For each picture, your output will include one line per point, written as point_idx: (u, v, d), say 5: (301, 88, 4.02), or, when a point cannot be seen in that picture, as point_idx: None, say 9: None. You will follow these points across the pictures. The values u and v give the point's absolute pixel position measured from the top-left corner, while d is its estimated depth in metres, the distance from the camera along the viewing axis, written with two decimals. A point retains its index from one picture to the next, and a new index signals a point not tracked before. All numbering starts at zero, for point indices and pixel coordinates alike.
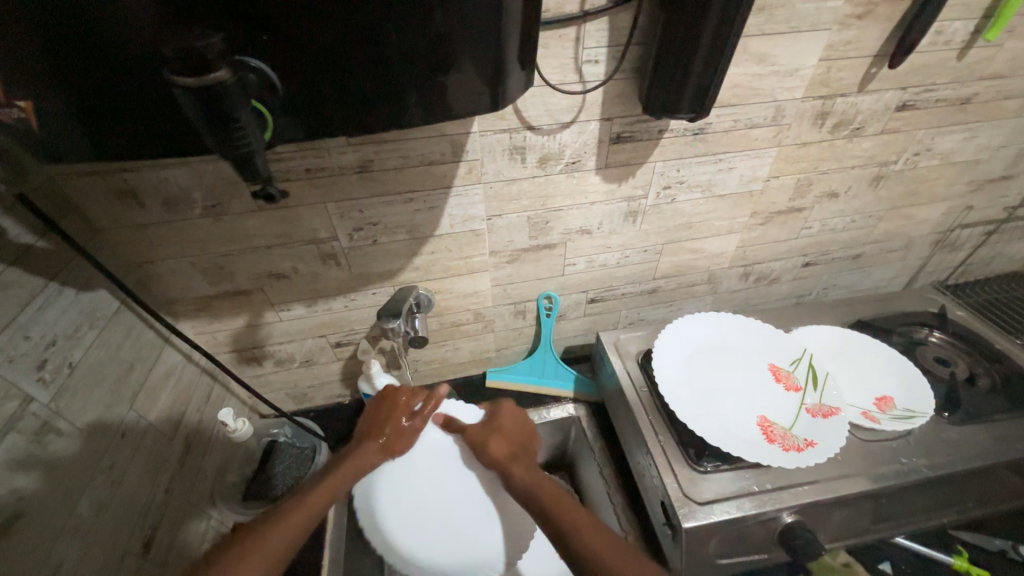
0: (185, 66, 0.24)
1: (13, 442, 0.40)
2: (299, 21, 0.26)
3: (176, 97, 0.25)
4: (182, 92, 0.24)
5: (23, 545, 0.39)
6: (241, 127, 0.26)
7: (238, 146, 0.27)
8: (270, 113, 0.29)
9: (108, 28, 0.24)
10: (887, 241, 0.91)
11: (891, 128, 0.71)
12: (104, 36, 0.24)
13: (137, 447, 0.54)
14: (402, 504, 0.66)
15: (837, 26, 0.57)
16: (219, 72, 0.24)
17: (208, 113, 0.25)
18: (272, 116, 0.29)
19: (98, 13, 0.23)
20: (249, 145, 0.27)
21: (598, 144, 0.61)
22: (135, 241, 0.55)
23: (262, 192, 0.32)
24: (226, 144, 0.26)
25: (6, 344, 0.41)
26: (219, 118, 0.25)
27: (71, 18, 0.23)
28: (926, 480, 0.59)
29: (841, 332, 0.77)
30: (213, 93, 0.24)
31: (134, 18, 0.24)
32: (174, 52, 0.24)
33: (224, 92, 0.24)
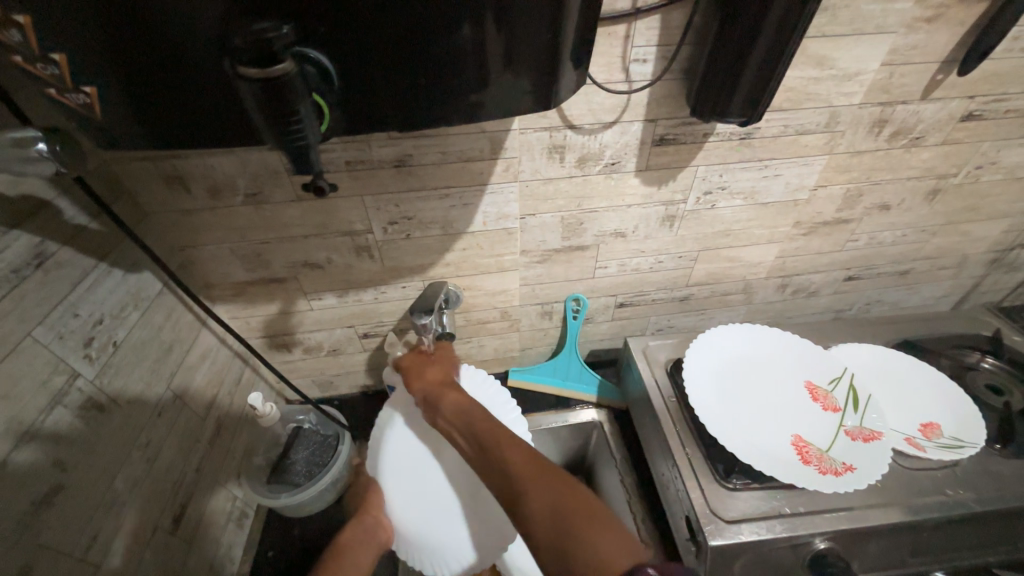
0: (249, 56, 0.23)
1: (59, 416, 0.41)
2: (356, 13, 0.25)
3: (238, 87, 0.24)
4: (246, 81, 0.24)
5: (59, 519, 0.40)
6: (297, 120, 0.26)
7: (293, 139, 0.26)
8: (328, 105, 0.28)
9: (182, 15, 0.23)
10: (938, 257, 0.86)
11: (953, 139, 0.67)
12: (168, 26, 0.24)
13: (171, 426, 0.55)
14: (406, 480, 0.64)
15: (904, 29, 0.54)
16: (283, 62, 0.24)
17: (269, 106, 0.24)
18: (330, 109, 0.28)
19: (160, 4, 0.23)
20: (303, 138, 0.27)
21: (640, 146, 0.59)
22: (179, 226, 0.56)
23: (312, 183, 0.31)
24: (284, 135, 0.26)
25: (57, 321, 0.42)
26: (278, 110, 0.25)
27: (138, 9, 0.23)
28: (973, 516, 0.55)
29: (884, 351, 0.73)
30: (276, 84, 0.24)
31: (197, 12, 0.23)
32: (240, 44, 0.23)
33: (289, 85, 0.24)
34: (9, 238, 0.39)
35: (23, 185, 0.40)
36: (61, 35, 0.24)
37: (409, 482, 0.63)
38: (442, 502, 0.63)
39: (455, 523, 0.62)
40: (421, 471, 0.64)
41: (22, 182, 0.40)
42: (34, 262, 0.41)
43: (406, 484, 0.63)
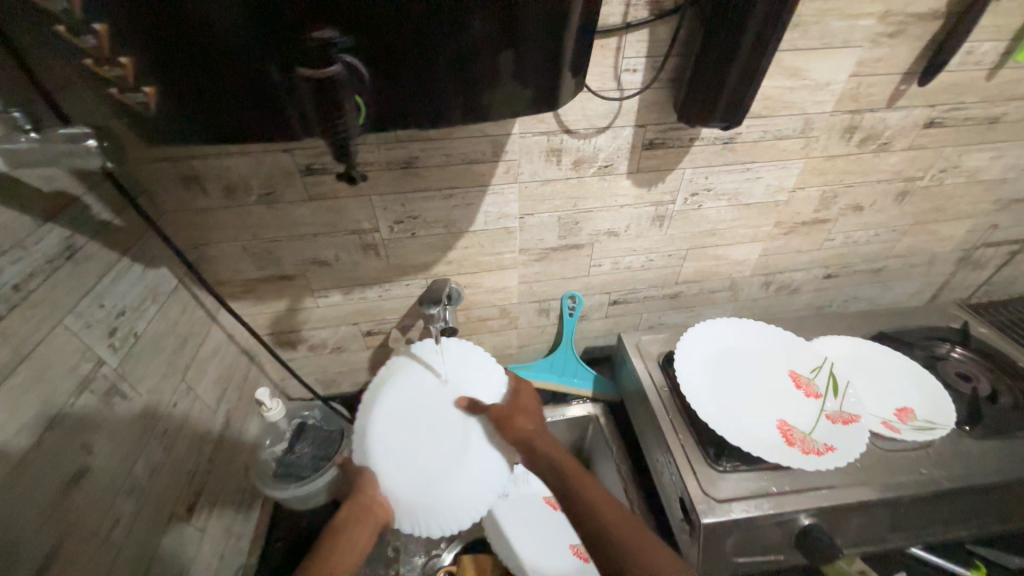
0: (306, 61, 0.27)
1: (86, 401, 0.43)
2: (381, 21, 0.28)
3: (297, 88, 0.29)
4: (302, 80, 0.28)
5: (89, 499, 0.42)
6: (342, 113, 0.29)
7: (337, 131, 0.30)
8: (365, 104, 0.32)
9: (239, 22, 0.26)
10: (909, 256, 0.92)
11: (918, 144, 0.72)
12: (219, 43, 0.27)
13: (185, 417, 0.57)
14: (400, 453, 0.59)
15: (869, 44, 0.59)
16: (335, 63, 0.28)
17: (321, 102, 0.29)
18: (367, 107, 0.32)
19: (214, 27, 0.26)
20: (345, 130, 0.30)
21: (631, 150, 0.63)
22: (193, 225, 0.59)
23: (345, 175, 0.35)
24: (327, 114, 0.30)
25: (85, 311, 0.44)
26: (328, 104, 0.29)
27: (196, 29, 0.26)
28: (945, 492, 0.59)
29: (861, 343, 0.78)
30: (328, 83, 0.28)
31: (242, 31, 0.27)
32: (293, 50, 0.28)
33: (337, 84, 0.28)
34: (42, 231, 0.41)
35: (55, 181, 0.43)
36: (128, 44, 0.26)
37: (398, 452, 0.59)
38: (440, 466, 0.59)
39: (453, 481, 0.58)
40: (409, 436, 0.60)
41: (54, 178, 0.43)
42: (65, 254, 0.43)
43: (398, 456, 0.59)
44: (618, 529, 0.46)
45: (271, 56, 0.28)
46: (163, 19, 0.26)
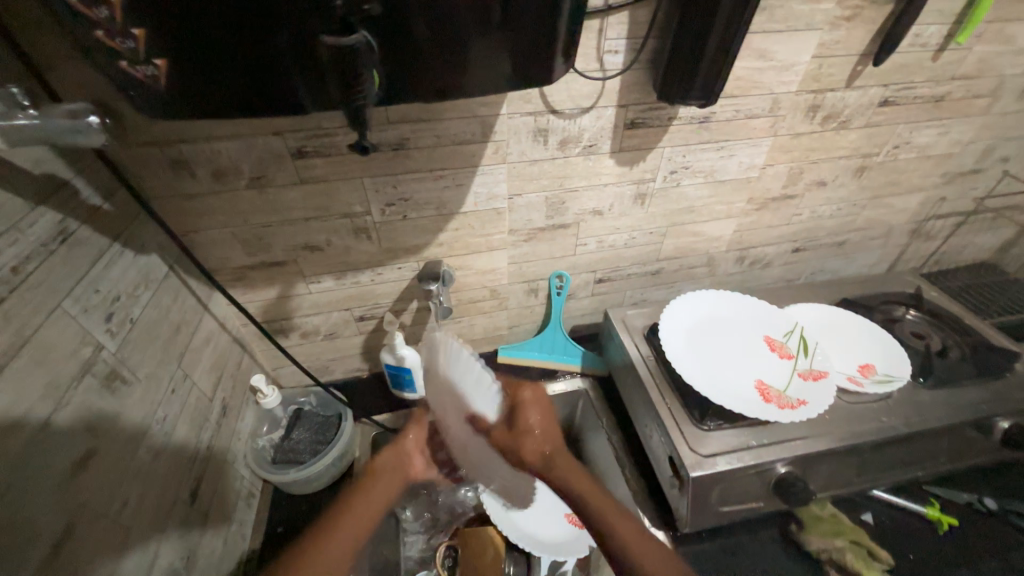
0: (330, 28, 0.29)
1: (88, 386, 0.43)
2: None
3: (317, 54, 0.30)
4: (324, 48, 0.29)
5: (95, 482, 0.42)
6: (363, 83, 0.31)
7: (357, 101, 0.32)
8: (377, 75, 0.33)
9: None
10: (868, 229, 0.99)
11: (874, 122, 0.78)
12: (228, 14, 0.28)
13: (183, 404, 0.57)
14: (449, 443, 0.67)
15: (829, 27, 0.64)
16: (355, 35, 0.29)
17: (339, 70, 0.30)
18: (380, 78, 0.33)
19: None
20: (364, 101, 0.33)
21: (613, 129, 0.66)
22: (181, 212, 0.58)
23: (358, 145, 0.37)
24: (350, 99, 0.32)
25: (81, 295, 0.44)
26: (348, 76, 0.30)
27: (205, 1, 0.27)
28: (903, 436, 0.65)
29: (828, 309, 0.84)
30: (349, 51, 0.29)
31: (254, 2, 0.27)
32: (314, 16, 0.29)
33: (358, 53, 0.30)
34: (36, 214, 0.41)
35: (44, 164, 0.42)
36: (141, 14, 0.27)
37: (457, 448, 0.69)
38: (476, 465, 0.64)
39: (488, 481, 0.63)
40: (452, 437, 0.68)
41: (43, 160, 0.42)
42: (59, 238, 0.42)
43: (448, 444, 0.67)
44: (636, 546, 0.46)
45: (287, 26, 0.29)
46: None
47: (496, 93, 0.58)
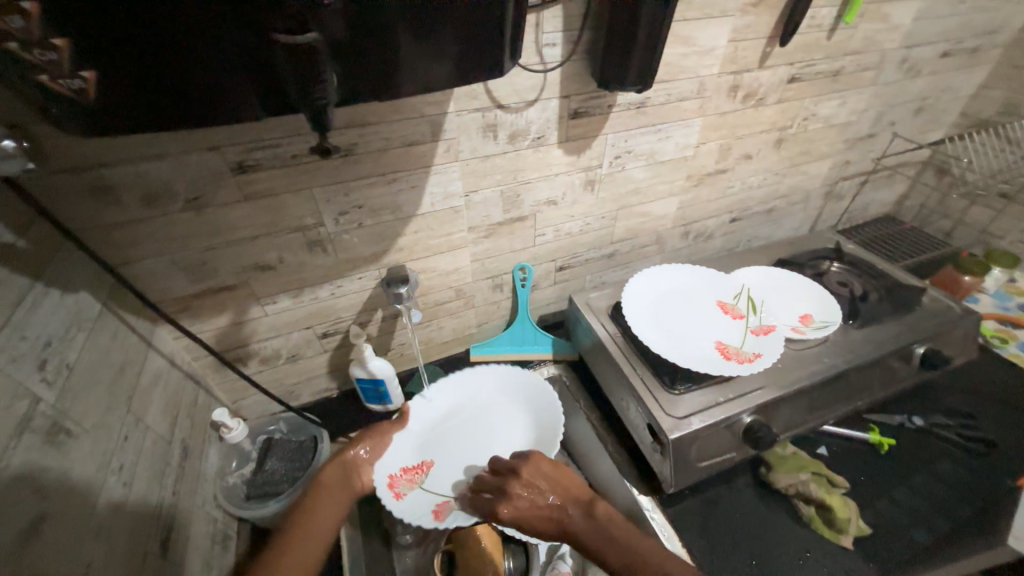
0: (283, 23, 0.28)
1: (30, 442, 0.38)
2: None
3: (272, 54, 0.29)
4: (280, 46, 0.29)
5: (53, 544, 0.38)
6: (324, 80, 0.31)
7: (318, 100, 0.32)
8: (336, 73, 0.32)
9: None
10: (791, 195, 1.09)
11: (786, 97, 0.86)
12: (160, 18, 0.26)
13: (140, 449, 0.52)
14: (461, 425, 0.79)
15: (740, 12, 0.70)
16: (310, 32, 0.29)
17: (297, 69, 0.30)
18: (337, 75, 0.32)
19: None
20: (325, 100, 0.32)
21: (559, 120, 0.69)
22: (110, 242, 0.53)
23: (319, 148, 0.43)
24: (311, 100, 0.32)
25: (7, 344, 0.39)
26: (310, 76, 0.30)
27: (135, 7, 0.25)
28: (844, 374, 0.73)
29: (766, 270, 0.91)
30: (304, 49, 0.29)
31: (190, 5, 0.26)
32: (262, 14, 0.28)
33: (315, 51, 0.29)
34: None
35: None
36: (64, 22, 0.25)
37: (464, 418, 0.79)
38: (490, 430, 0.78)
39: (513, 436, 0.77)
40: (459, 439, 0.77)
41: None
42: None
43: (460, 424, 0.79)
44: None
45: (236, 25, 0.28)
46: None
47: (443, 91, 0.59)
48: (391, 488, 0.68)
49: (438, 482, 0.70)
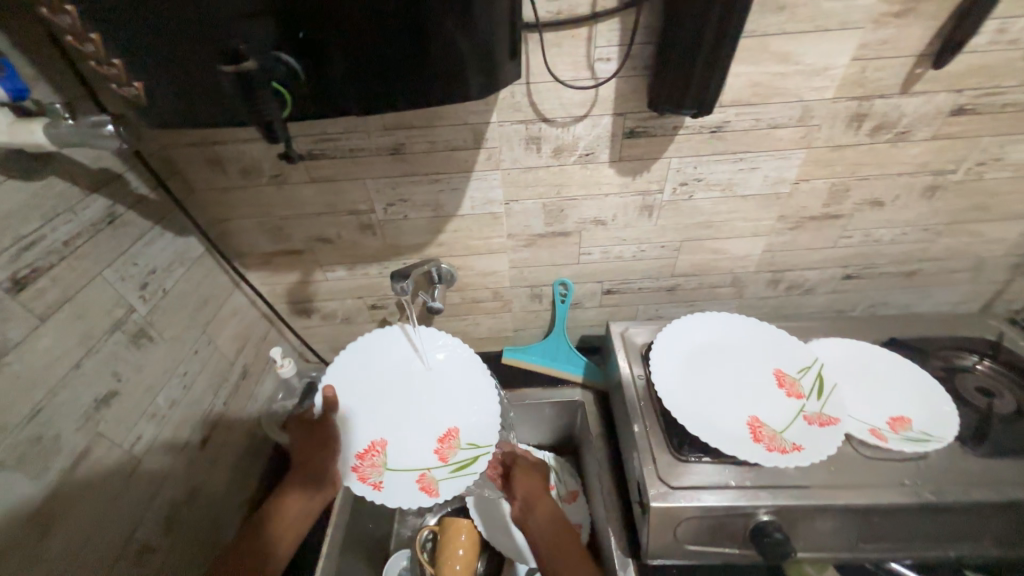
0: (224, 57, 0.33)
1: (118, 338, 0.53)
2: (292, 12, 0.33)
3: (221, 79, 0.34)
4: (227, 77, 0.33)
5: (117, 415, 0.52)
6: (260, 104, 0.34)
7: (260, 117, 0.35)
8: (289, 93, 0.37)
9: (196, 15, 0.32)
10: (948, 259, 0.83)
11: (944, 134, 0.66)
12: (175, 50, 0.33)
13: (204, 363, 0.67)
14: (396, 391, 0.77)
15: (871, 24, 0.56)
16: (245, 61, 0.33)
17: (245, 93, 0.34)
18: (287, 94, 0.37)
19: (165, 34, 0.33)
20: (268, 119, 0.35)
21: (611, 138, 0.64)
22: (217, 202, 0.68)
23: (285, 155, 0.40)
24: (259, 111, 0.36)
25: (120, 266, 0.55)
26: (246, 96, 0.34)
27: (156, 39, 0.33)
28: (929, 508, 0.55)
29: (866, 348, 0.72)
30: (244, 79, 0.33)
31: (187, 35, 0.33)
32: (215, 50, 0.33)
33: (252, 78, 0.33)
34: (89, 201, 0.52)
35: (102, 161, 0.54)
36: (121, 51, 0.34)
37: (391, 386, 0.77)
38: (426, 398, 0.77)
39: (445, 391, 0.77)
40: (395, 409, 0.76)
41: (101, 158, 0.54)
42: (106, 220, 0.53)
43: (394, 392, 0.77)
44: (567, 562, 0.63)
45: (216, 50, 0.33)
46: (135, 32, 0.33)
47: (487, 101, 0.60)
48: (365, 481, 0.67)
49: (400, 457, 0.71)
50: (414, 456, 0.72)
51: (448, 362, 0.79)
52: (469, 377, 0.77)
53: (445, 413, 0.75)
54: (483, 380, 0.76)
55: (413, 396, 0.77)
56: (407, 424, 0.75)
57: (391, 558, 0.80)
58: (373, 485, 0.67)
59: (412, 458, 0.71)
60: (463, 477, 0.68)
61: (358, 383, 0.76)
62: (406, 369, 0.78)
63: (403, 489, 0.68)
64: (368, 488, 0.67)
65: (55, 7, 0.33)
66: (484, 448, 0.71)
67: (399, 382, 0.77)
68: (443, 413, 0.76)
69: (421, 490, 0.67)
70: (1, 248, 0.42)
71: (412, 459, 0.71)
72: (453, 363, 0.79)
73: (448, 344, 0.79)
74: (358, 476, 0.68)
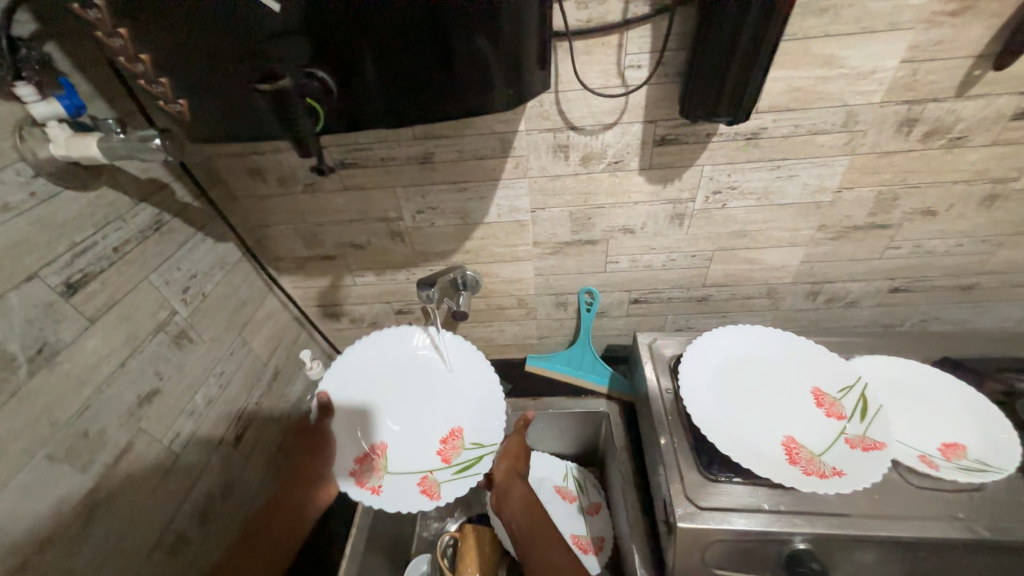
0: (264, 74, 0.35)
1: (160, 340, 0.56)
2: (324, 37, 0.34)
3: (258, 96, 0.35)
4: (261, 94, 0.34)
5: (158, 413, 0.55)
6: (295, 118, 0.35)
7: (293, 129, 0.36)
8: (323, 109, 0.38)
9: (236, 39, 0.33)
10: (1009, 272, 0.77)
11: (1007, 139, 0.61)
12: (218, 71, 0.35)
13: (240, 364, 0.70)
14: (392, 393, 0.77)
15: (924, 25, 0.52)
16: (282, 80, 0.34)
17: (278, 108, 0.35)
18: (320, 107, 0.37)
19: (207, 54, 0.34)
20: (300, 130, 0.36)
21: (641, 146, 0.63)
22: (255, 209, 0.71)
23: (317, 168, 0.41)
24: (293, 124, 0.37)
25: (166, 270, 0.58)
26: (284, 111, 0.35)
27: (198, 59, 0.35)
28: (984, 545, 0.50)
29: (915, 366, 0.68)
30: (282, 94, 0.34)
31: (230, 56, 0.34)
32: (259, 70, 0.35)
33: (286, 95, 0.34)
34: (139, 210, 0.55)
35: (152, 171, 0.57)
36: (169, 72, 0.36)
37: (387, 389, 0.77)
38: (424, 399, 0.77)
39: (444, 391, 0.78)
40: (394, 413, 0.76)
41: (150, 169, 0.57)
42: (153, 227, 0.57)
43: (391, 394, 0.77)
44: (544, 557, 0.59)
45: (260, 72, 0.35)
46: (179, 54, 0.34)
47: (515, 110, 0.60)
48: (363, 486, 0.67)
49: (401, 461, 0.71)
50: (414, 459, 0.72)
51: (446, 363, 0.78)
52: (472, 379, 0.78)
53: (444, 414, 0.76)
54: (482, 383, 0.76)
55: (411, 398, 0.77)
56: (405, 427, 0.75)
57: (413, 562, 0.80)
58: (372, 489, 0.67)
59: (411, 462, 0.72)
60: (466, 478, 0.68)
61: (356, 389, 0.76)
62: (403, 372, 0.78)
63: (402, 493, 0.68)
64: (367, 492, 0.67)
65: (111, 31, 0.34)
66: (487, 448, 0.71)
67: (395, 385, 0.77)
68: (444, 415, 0.76)
69: (422, 492, 0.67)
70: (59, 254, 0.45)
71: (413, 463, 0.72)
72: (453, 364, 0.78)
73: (444, 345, 0.79)
74: (357, 481, 0.68)
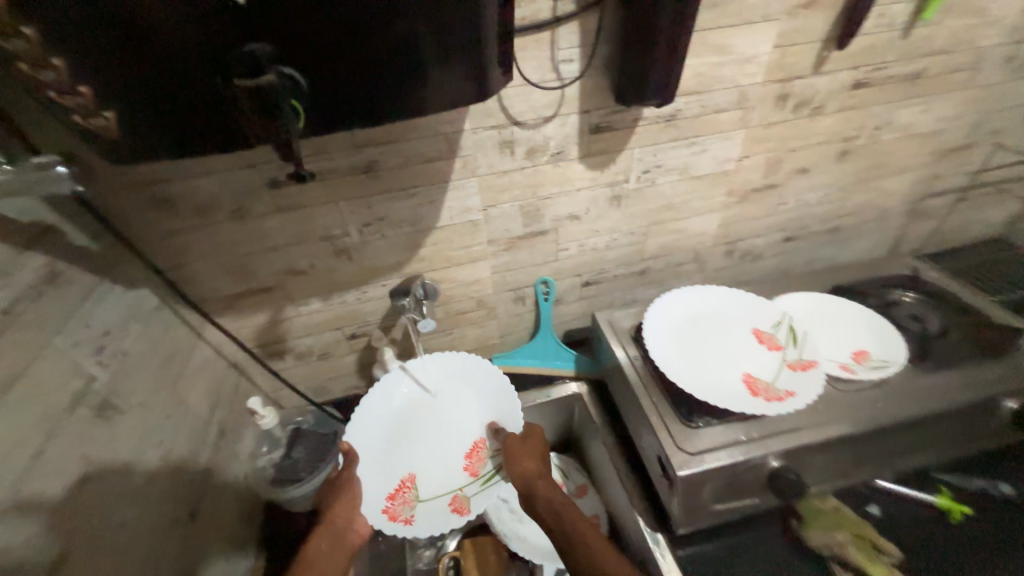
0: (246, 70, 0.32)
1: (81, 413, 0.46)
2: (293, 29, 0.31)
3: (235, 93, 0.32)
4: (243, 90, 0.32)
5: (95, 499, 0.45)
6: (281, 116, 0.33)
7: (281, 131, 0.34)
8: (303, 108, 0.35)
9: (193, 33, 0.30)
10: (861, 213, 0.97)
11: (849, 105, 0.77)
12: (162, 73, 0.31)
13: (180, 424, 0.60)
14: (406, 420, 0.75)
15: (785, 16, 0.64)
16: (268, 74, 0.32)
17: (263, 107, 0.33)
18: (303, 106, 0.35)
19: (148, 54, 0.30)
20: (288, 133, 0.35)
21: (579, 135, 0.68)
22: (168, 247, 0.61)
23: (296, 173, 0.41)
24: (270, 125, 0.34)
25: (71, 329, 0.48)
26: (267, 107, 0.33)
27: (138, 60, 0.30)
28: (899, 424, 0.63)
29: (819, 296, 0.82)
30: (268, 91, 0.32)
31: (180, 55, 0.31)
32: (233, 64, 0.32)
33: (270, 90, 0.32)
34: (21, 262, 0.45)
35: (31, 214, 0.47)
36: (94, 77, 0.30)
37: (401, 419, 0.75)
38: (441, 418, 0.76)
39: (457, 406, 0.76)
40: (413, 440, 0.74)
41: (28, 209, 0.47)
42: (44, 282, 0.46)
43: (406, 423, 0.75)
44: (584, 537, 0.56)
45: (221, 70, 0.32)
46: (111, 57, 0.30)
47: (459, 109, 0.61)
48: (396, 520, 0.66)
49: (429, 486, 0.70)
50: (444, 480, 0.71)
51: (454, 378, 0.78)
52: (481, 386, 0.77)
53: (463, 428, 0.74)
54: (493, 387, 0.76)
55: (427, 421, 0.75)
56: (428, 450, 0.73)
57: None
58: (405, 520, 0.66)
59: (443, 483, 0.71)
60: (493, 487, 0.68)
61: (368, 428, 0.72)
62: (413, 397, 0.77)
63: (438, 517, 0.67)
64: (400, 525, 0.66)
65: (10, 30, 0.28)
66: None
67: (409, 413, 0.75)
68: (463, 429, 0.75)
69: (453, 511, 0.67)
70: None
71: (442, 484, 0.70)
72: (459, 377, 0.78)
73: (448, 360, 0.78)
74: (389, 516, 0.66)
